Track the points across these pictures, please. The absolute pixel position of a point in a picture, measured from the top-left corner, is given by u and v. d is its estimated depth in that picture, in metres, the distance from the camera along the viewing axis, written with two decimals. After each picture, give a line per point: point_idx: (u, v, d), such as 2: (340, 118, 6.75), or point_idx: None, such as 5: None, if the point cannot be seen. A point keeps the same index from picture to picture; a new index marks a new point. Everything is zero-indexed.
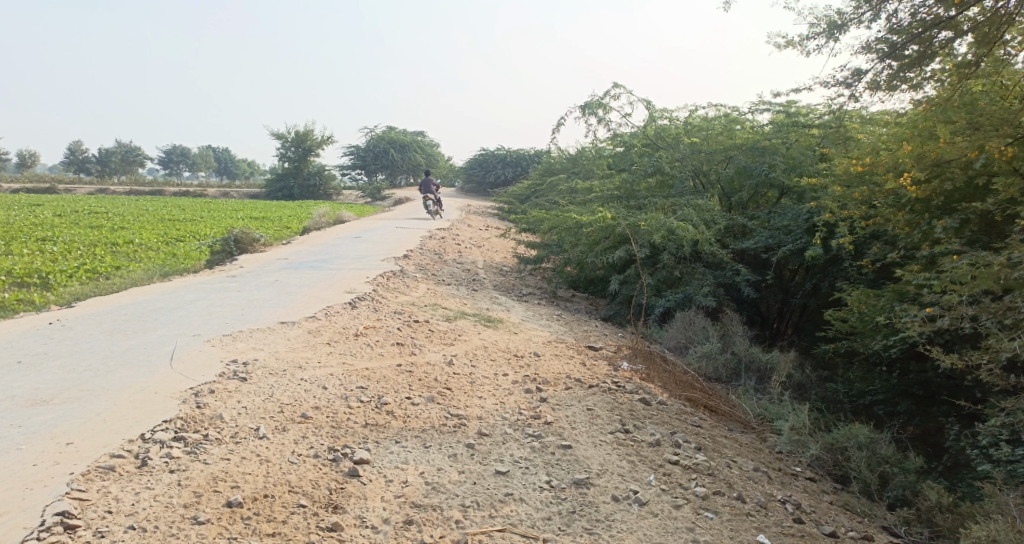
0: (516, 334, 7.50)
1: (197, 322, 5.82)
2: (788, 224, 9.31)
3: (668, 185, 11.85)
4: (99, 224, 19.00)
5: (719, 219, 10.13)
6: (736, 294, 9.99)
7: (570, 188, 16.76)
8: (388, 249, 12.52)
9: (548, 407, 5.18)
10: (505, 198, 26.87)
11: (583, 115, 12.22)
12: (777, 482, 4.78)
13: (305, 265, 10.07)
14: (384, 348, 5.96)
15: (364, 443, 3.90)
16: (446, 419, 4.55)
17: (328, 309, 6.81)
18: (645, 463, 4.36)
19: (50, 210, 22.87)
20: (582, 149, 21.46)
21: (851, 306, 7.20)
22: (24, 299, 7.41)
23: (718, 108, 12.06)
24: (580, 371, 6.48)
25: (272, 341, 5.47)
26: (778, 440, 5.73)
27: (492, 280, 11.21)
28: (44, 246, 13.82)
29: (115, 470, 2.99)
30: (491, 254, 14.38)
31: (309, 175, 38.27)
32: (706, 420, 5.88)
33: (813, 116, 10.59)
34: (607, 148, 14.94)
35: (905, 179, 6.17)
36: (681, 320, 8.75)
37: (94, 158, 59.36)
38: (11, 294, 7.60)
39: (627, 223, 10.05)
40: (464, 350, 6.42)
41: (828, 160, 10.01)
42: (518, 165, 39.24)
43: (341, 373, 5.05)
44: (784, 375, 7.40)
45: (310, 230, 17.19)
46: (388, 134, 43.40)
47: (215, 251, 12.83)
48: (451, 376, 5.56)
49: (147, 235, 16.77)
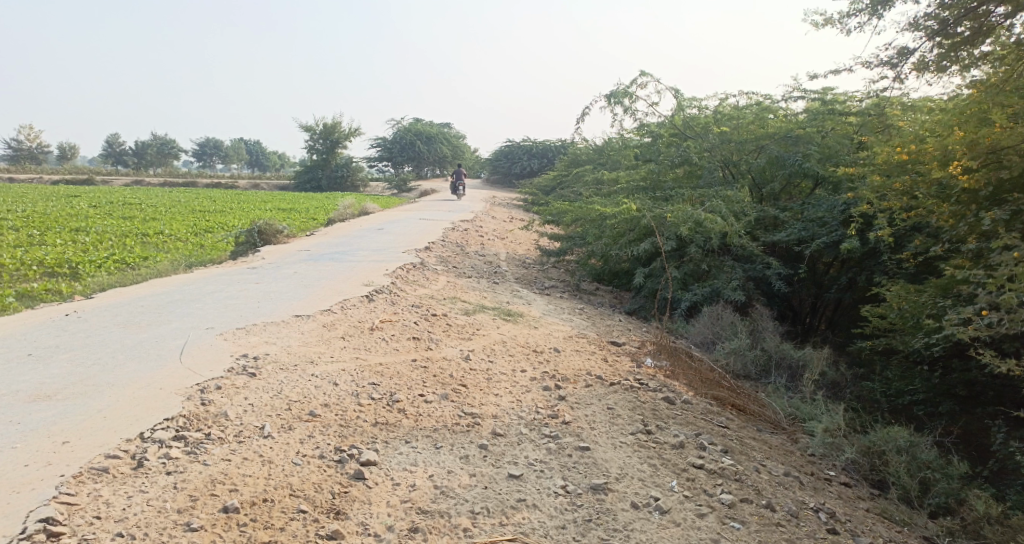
0: (537, 328, 7.32)
1: (211, 315, 5.76)
2: (823, 215, 8.96)
3: (697, 175, 11.52)
4: (131, 215, 19.32)
5: (749, 211, 9.79)
6: (766, 288, 9.66)
7: (596, 180, 16.47)
8: (411, 241, 12.42)
9: (567, 406, 5.00)
10: (531, 189, 26.61)
11: (609, 105, 11.94)
12: (809, 488, 4.52)
13: (326, 257, 10.01)
14: (400, 342, 5.82)
15: (372, 443, 3.76)
16: (460, 418, 4.39)
17: (345, 302, 6.71)
18: (667, 467, 4.14)
19: (85, 201, 23.36)
20: (609, 140, 21.12)
21: (889, 301, 6.86)
22: (50, 290, 7.45)
23: (750, 96, 11.66)
24: (602, 367, 6.28)
25: (285, 335, 5.37)
26: (810, 442, 5.46)
27: (515, 273, 11.04)
28: (75, 236, 14.03)
29: (109, 472, 2.90)
30: (515, 246, 14.20)
31: (337, 166, 38.49)
32: (733, 420, 5.63)
33: (851, 103, 10.17)
34: (633, 138, 14.61)
35: (955, 168, 5.80)
36: (709, 315, 8.48)
37: (129, 150, 60.54)
38: (36, 284, 7.66)
39: (653, 215, 9.78)
40: (482, 345, 6.25)
41: (865, 149, 9.60)
42: (545, 157, 38.90)
43: (354, 368, 4.93)
44: (817, 373, 7.10)
45: (334, 221, 17.21)
46: (414, 126, 43.39)
47: (240, 242, 12.87)
48: (467, 373, 5.41)
49: (176, 225, 16.96)
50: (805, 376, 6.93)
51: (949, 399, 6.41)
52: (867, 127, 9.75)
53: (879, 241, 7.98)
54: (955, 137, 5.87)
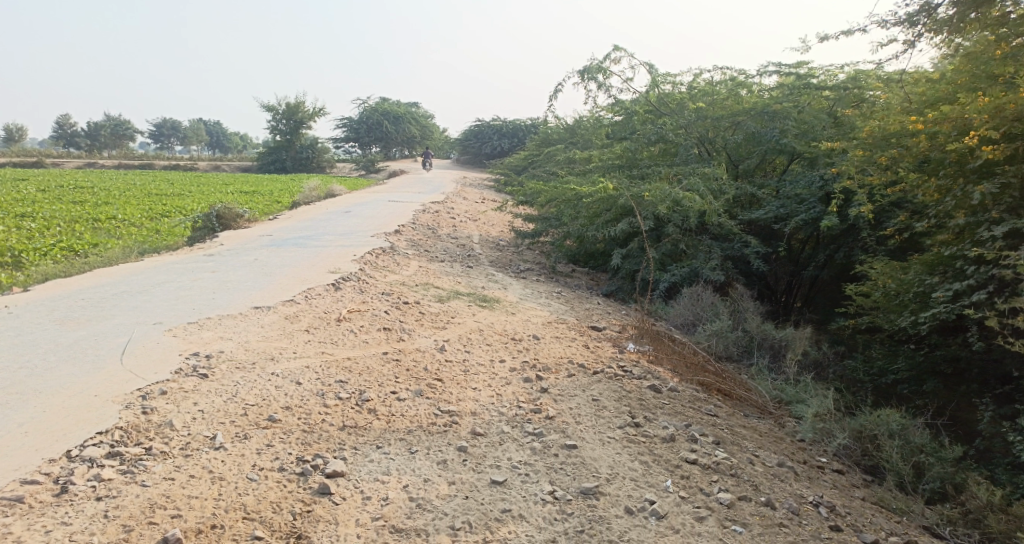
0: (514, 314, 6.98)
1: (161, 308, 5.28)
2: (802, 192, 8.76)
3: (673, 152, 11.25)
4: (85, 199, 18.40)
5: (727, 188, 9.56)
6: (744, 267, 9.47)
7: (569, 159, 16.12)
8: (379, 224, 11.94)
9: (549, 399, 4.69)
10: (502, 170, 26.15)
11: (582, 80, 11.55)
12: (805, 479, 4.31)
13: (290, 243, 9.50)
14: (369, 334, 5.44)
15: (340, 450, 3.39)
16: (436, 417, 4.05)
17: (310, 292, 6.27)
18: (660, 465, 3.86)
19: (34, 186, 22.15)
20: (580, 119, 20.78)
21: (876, 279, 6.69)
22: None
23: (724, 72, 11.37)
24: (583, 355, 5.98)
25: (242, 330, 4.93)
26: (800, 427, 5.26)
27: (488, 255, 10.68)
28: (22, 223, 13.20)
29: (25, 502, 2.51)
30: (488, 228, 13.81)
31: (302, 148, 37.42)
32: (721, 406, 5.40)
33: (829, 78, 9.94)
34: (606, 116, 14.25)
35: (977, 139, 5.34)
36: (689, 296, 8.25)
37: (83, 133, 58.08)
38: None
39: (630, 194, 9.50)
40: (457, 334, 5.90)
41: (843, 124, 9.41)
42: (515, 136, 38.36)
43: (319, 365, 4.54)
44: (801, 354, 6.92)
45: (299, 205, 16.58)
46: (381, 105, 42.37)
47: (198, 228, 12.22)
48: (443, 365, 5.05)
49: (131, 210, 16.13)
50: (789, 358, 6.74)
51: (934, 377, 6.28)
52: (842, 101, 9.55)
53: (859, 218, 7.81)
54: (979, 103, 5.45)
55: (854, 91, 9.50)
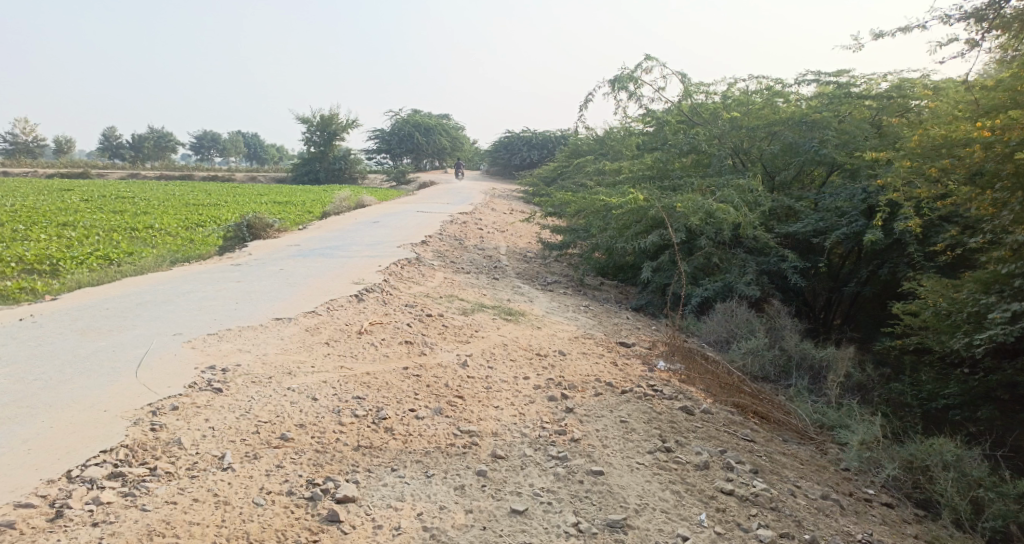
0: (540, 329, 6.79)
1: (182, 319, 5.22)
2: (842, 204, 8.42)
3: (706, 163, 10.98)
4: (124, 208, 18.79)
5: (763, 201, 9.25)
6: (781, 282, 9.13)
7: (598, 170, 15.91)
8: (406, 235, 11.88)
9: (575, 420, 4.48)
10: (531, 181, 26.04)
11: (613, 90, 11.36)
12: (851, 513, 4.01)
13: (316, 253, 9.46)
14: (390, 348, 5.29)
15: (353, 473, 3.23)
16: (456, 437, 3.87)
17: (332, 303, 6.17)
18: (693, 495, 3.62)
19: (77, 195, 22.70)
20: (610, 130, 20.58)
21: (925, 297, 6.33)
22: (23, 288, 6.93)
23: (760, 81, 11.06)
24: (611, 372, 5.75)
25: (262, 342, 4.83)
26: (843, 455, 4.95)
27: (516, 267, 10.50)
28: (62, 231, 13.48)
29: (18, 527, 2.42)
30: (515, 239, 13.66)
31: (335, 159, 37.87)
32: (758, 430, 5.12)
33: (871, 87, 9.58)
34: (637, 126, 14.02)
35: None
36: (723, 311, 7.95)
37: (125, 144, 59.78)
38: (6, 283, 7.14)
39: (662, 206, 9.25)
40: (481, 349, 5.72)
41: (885, 134, 9.04)
42: (545, 148, 38.26)
43: (337, 379, 4.40)
44: (842, 375, 6.57)
45: (329, 214, 16.66)
46: (412, 117, 42.71)
47: (228, 237, 12.31)
48: (464, 382, 4.88)
49: (167, 219, 16.38)
50: (830, 379, 6.41)
51: (988, 402, 5.90)
52: (885, 111, 9.19)
53: (904, 232, 7.45)
54: None
55: (897, 100, 9.13)
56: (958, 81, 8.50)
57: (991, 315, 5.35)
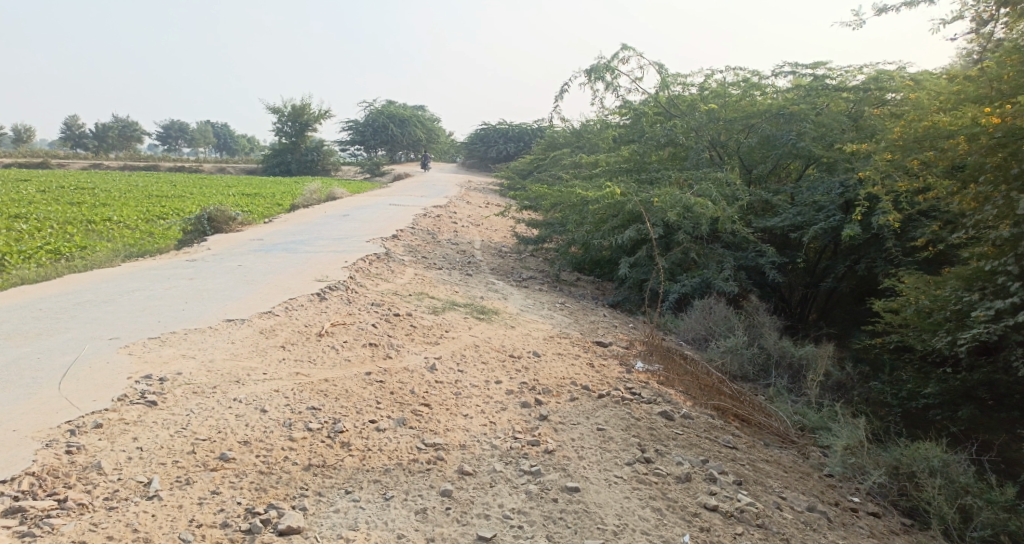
0: (513, 328, 6.46)
1: (121, 321, 4.80)
2: (820, 199, 8.23)
3: (683, 157, 10.76)
4: (83, 200, 18.01)
5: (741, 195, 9.05)
6: (758, 278, 8.93)
7: (574, 162, 15.63)
8: (376, 228, 11.47)
9: (549, 429, 4.18)
10: (507, 174, 25.66)
11: (589, 81, 11.07)
12: (839, 526, 3.78)
13: (279, 248, 9.02)
14: (352, 351, 4.93)
15: (301, 498, 2.89)
16: (418, 452, 3.54)
17: (291, 302, 5.78)
18: (676, 513, 3.34)
19: (35, 186, 21.74)
20: (587, 123, 20.31)
21: (907, 294, 6.15)
22: None
23: (737, 73, 10.82)
24: (587, 375, 5.46)
25: (209, 347, 4.44)
26: (828, 460, 4.73)
27: (489, 263, 10.17)
28: (13, 224, 12.79)
29: None
30: (490, 233, 13.33)
31: (307, 150, 37.06)
32: (740, 435, 4.86)
33: (848, 79, 9.39)
34: (613, 118, 13.75)
35: None
36: (700, 308, 7.73)
37: (90, 134, 57.94)
38: None
39: (639, 200, 9.00)
40: (450, 350, 5.39)
41: (864, 127, 8.87)
42: (521, 140, 37.92)
43: (291, 388, 4.03)
44: (823, 374, 6.38)
45: (298, 207, 16.14)
46: (386, 108, 42.01)
47: (188, 231, 11.77)
48: (432, 388, 4.54)
49: (127, 212, 15.70)
50: (810, 378, 6.19)
51: (970, 402, 5.74)
52: (862, 104, 9.01)
53: (883, 227, 7.27)
54: None
55: (874, 93, 8.95)
56: (936, 73, 8.35)
57: (976, 313, 5.17)
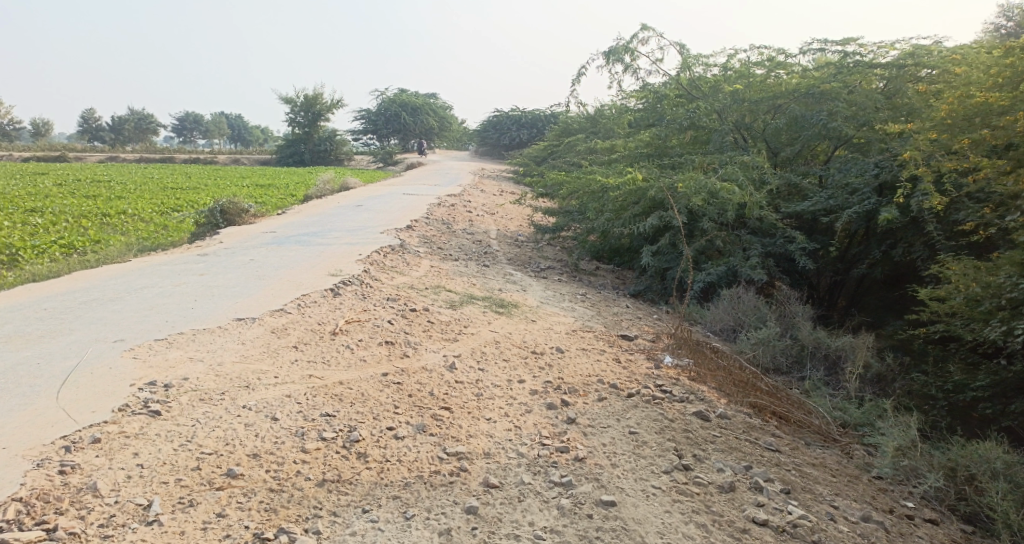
0: (534, 322, 6.18)
1: (128, 321, 4.59)
2: (853, 181, 7.84)
3: (705, 140, 10.37)
4: (99, 193, 17.96)
5: (769, 178, 8.67)
6: (787, 265, 8.57)
7: (591, 148, 15.28)
8: (391, 219, 11.23)
9: (578, 434, 3.91)
10: (521, 161, 25.33)
11: (607, 63, 10.71)
12: (897, 537, 3.49)
13: (291, 241, 8.79)
14: (367, 351, 4.68)
15: (314, 520, 2.65)
16: (440, 462, 3.29)
17: (304, 299, 5.54)
18: (722, 530, 3.07)
19: (52, 180, 21.74)
20: (602, 108, 19.92)
21: (952, 281, 5.80)
22: None
23: (761, 52, 10.34)
24: (615, 372, 5.18)
25: (219, 349, 4.22)
26: (875, 462, 4.42)
27: (506, 252, 9.90)
28: (29, 218, 12.70)
29: None
30: (506, 222, 13.05)
31: (320, 140, 36.85)
32: (781, 436, 4.57)
33: (881, 54, 8.89)
34: (631, 102, 13.37)
35: None
36: (729, 298, 7.40)
37: (106, 127, 58.28)
38: None
39: (661, 185, 8.65)
40: (470, 348, 5.12)
41: (899, 104, 8.42)
42: (534, 127, 37.48)
43: (304, 393, 3.79)
44: (862, 367, 6.05)
45: (312, 199, 15.95)
46: (399, 96, 41.70)
47: (201, 224, 11.60)
48: (452, 389, 4.29)
49: (142, 205, 15.58)
50: (849, 371, 5.86)
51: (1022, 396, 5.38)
52: (898, 81, 8.56)
53: (923, 209, 6.89)
54: None
55: (910, 69, 8.48)
56: (978, 47, 7.88)
57: None
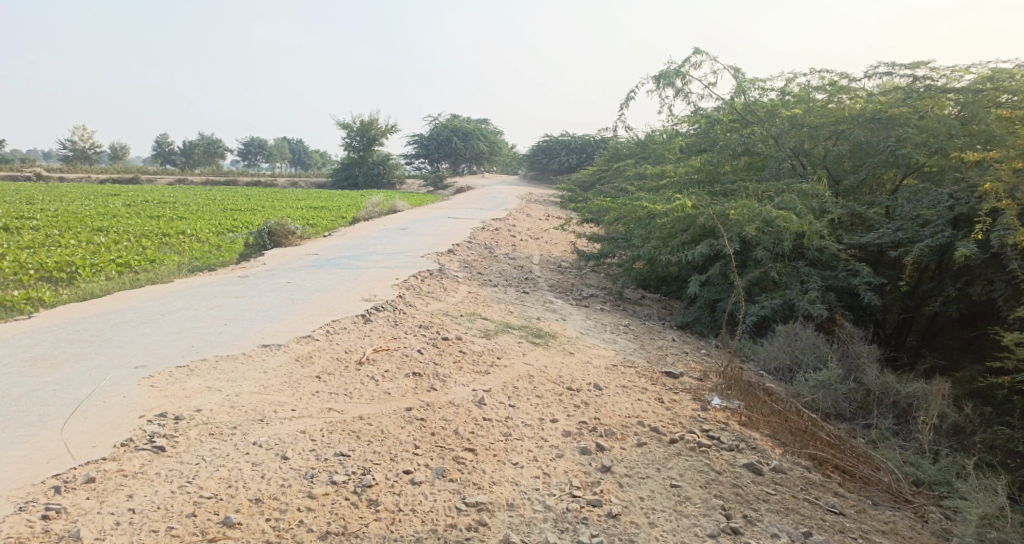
0: (572, 355, 5.86)
1: (152, 346, 4.50)
2: (924, 212, 7.26)
3: (760, 166, 9.91)
4: (161, 213, 18.60)
5: (830, 207, 8.15)
6: (848, 299, 8.00)
7: (640, 174, 14.91)
8: (433, 243, 11.11)
9: (614, 485, 3.57)
10: (569, 186, 25.11)
11: (658, 87, 10.40)
12: None
13: (332, 264, 8.73)
14: (393, 383, 4.45)
15: None
16: (457, 515, 3.03)
17: (334, 325, 5.37)
18: None
19: (120, 199, 22.66)
20: (653, 134, 19.56)
21: None
22: (31, 299, 6.47)
23: (821, 76, 9.86)
24: (657, 413, 4.79)
25: (239, 377, 4.07)
26: (952, 530, 3.93)
27: (549, 279, 9.63)
28: (92, 237, 13.17)
29: None
30: (551, 247, 12.79)
31: (374, 164, 37.55)
32: (843, 495, 4.11)
33: (956, 77, 8.28)
34: (683, 127, 12.99)
35: None
36: (785, 334, 6.90)
37: (176, 151, 61.10)
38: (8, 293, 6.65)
39: (713, 212, 8.24)
40: (502, 382, 4.83)
41: (977, 130, 7.80)
42: (584, 152, 37.31)
43: (320, 428, 3.58)
44: (936, 417, 5.49)
45: (360, 221, 16.08)
46: (451, 122, 42.23)
47: (249, 245, 11.76)
48: (479, 428, 4.00)
49: (199, 225, 16.00)
50: (921, 420, 5.32)
51: None
52: (974, 106, 7.88)
53: (1006, 245, 6.29)
54: None
55: (989, 93, 7.83)
56: None
57: None
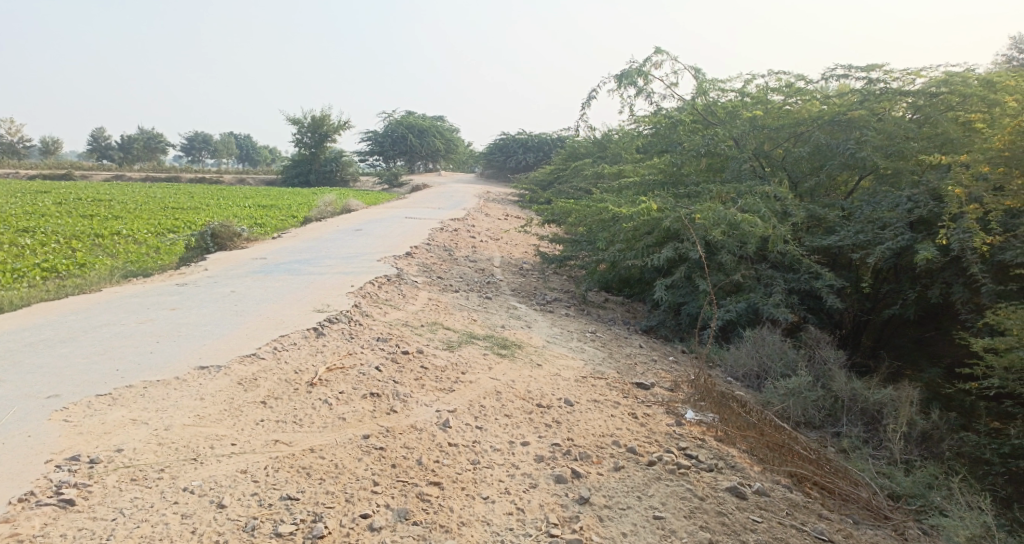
0: (540, 367, 5.53)
1: (71, 370, 4.00)
2: (885, 216, 7.21)
3: (721, 167, 9.73)
4: (97, 212, 17.46)
5: (793, 209, 8.05)
6: (812, 303, 7.91)
7: (600, 173, 14.71)
8: (390, 245, 10.64)
9: (594, 520, 3.26)
10: (526, 185, 24.82)
11: (619, 86, 10.19)
12: None
13: (280, 269, 8.18)
14: (348, 406, 4.04)
15: None
16: None
17: (281, 341, 4.91)
18: None
19: (52, 198, 21.22)
20: (612, 133, 19.45)
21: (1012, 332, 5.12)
22: None
23: (779, 77, 9.81)
24: (633, 431, 4.51)
25: (172, 405, 3.61)
26: None
27: (511, 282, 9.29)
28: (17, 238, 12.19)
29: None
30: (511, 249, 12.46)
31: (326, 162, 36.51)
32: (828, 516, 3.92)
33: (911, 80, 8.29)
34: (641, 127, 12.84)
35: None
36: (753, 340, 6.75)
37: (115, 145, 58.26)
38: None
39: (678, 216, 8.04)
40: (467, 400, 4.46)
41: (933, 133, 7.82)
42: (540, 151, 37.15)
43: (265, 466, 3.17)
44: (906, 425, 5.39)
45: (311, 221, 15.41)
46: (406, 119, 41.43)
47: (190, 247, 11.05)
48: (444, 456, 3.63)
49: (138, 226, 15.05)
50: (893, 430, 5.21)
51: None
52: (930, 109, 7.90)
53: (966, 249, 6.26)
54: None
55: (944, 97, 7.86)
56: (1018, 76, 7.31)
57: None
